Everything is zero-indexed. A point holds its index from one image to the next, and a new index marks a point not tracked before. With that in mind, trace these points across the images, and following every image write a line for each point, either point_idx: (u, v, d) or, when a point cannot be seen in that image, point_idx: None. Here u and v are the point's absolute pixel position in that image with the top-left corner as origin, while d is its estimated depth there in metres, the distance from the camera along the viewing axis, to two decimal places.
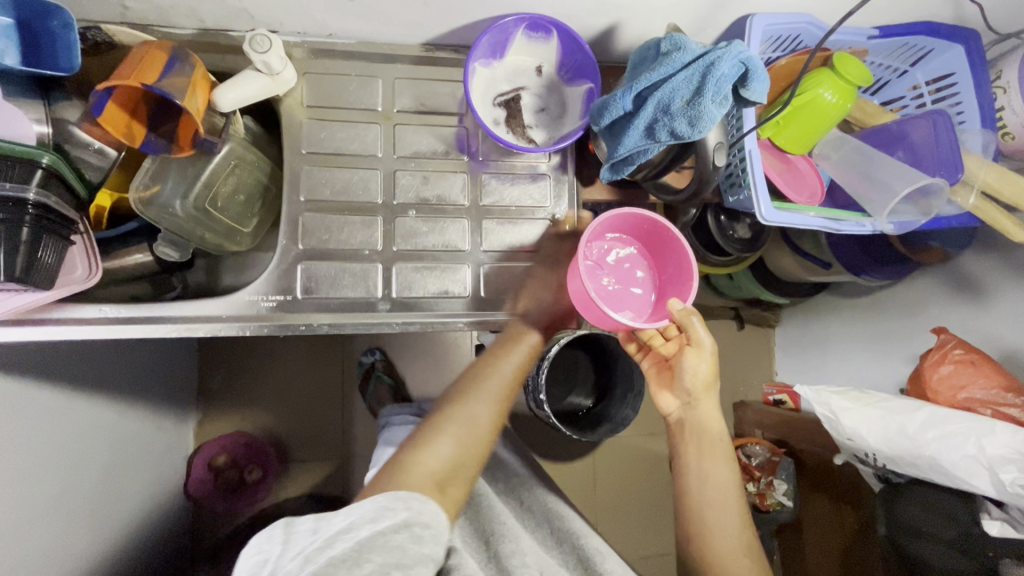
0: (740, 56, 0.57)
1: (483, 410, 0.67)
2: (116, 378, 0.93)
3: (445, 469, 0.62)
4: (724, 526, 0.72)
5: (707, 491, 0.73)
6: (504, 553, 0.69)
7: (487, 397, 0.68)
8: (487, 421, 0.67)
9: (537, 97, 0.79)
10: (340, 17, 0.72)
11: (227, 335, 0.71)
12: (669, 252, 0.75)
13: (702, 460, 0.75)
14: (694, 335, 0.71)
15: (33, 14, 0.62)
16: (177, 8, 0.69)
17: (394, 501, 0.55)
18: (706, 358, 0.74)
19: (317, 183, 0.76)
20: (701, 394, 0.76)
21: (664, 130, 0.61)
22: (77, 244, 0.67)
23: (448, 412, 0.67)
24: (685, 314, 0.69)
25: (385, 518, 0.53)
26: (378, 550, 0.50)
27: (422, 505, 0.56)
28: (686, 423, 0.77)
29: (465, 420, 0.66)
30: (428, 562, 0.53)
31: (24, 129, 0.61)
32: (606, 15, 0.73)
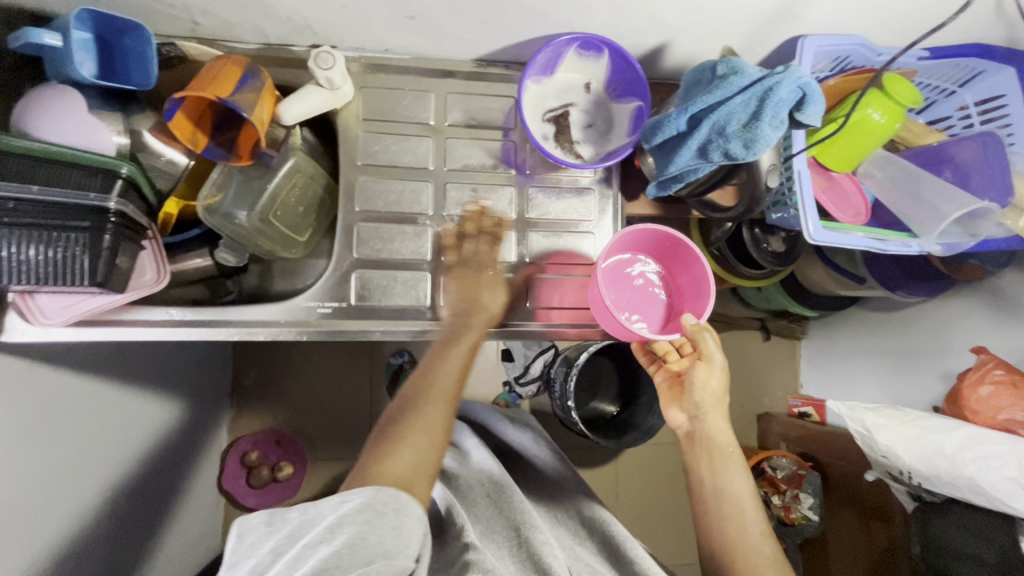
0: (798, 81, 0.58)
1: (436, 410, 0.64)
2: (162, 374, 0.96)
3: (409, 473, 0.58)
4: (746, 538, 0.69)
5: (724, 504, 0.72)
6: (533, 542, 0.68)
7: (439, 398, 0.65)
8: (444, 418, 0.64)
9: (585, 113, 0.80)
10: (399, 34, 0.74)
11: (285, 339, 0.73)
12: (687, 269, 0.77)
13: (715, 473, 0.73)
14: (704, 348, 0.74)
15: (111, 31, 0.65)
16: (244, 24, 0.71)
17: (360, 489, 0.54)
18: (716, 372, 0.75)
19: (371, 194, 0.78)
20: (709, 407, 0.75)
21: (718, 151, 0.63)
22: (147, 249, 0.70)
23: (401, 421, 0.63)
24: (699, 329, 0.72)
25: (349, 503, 0.52)
26: (343, 528, 0.50)
27: (375, 494, 0.53)
28: (695, 435, 0.76)
29: (416, 420, 0.63)
30: (398, 532, 0.51)
31: (106, 142, 0.65)
32: (657, 34, 0.74)
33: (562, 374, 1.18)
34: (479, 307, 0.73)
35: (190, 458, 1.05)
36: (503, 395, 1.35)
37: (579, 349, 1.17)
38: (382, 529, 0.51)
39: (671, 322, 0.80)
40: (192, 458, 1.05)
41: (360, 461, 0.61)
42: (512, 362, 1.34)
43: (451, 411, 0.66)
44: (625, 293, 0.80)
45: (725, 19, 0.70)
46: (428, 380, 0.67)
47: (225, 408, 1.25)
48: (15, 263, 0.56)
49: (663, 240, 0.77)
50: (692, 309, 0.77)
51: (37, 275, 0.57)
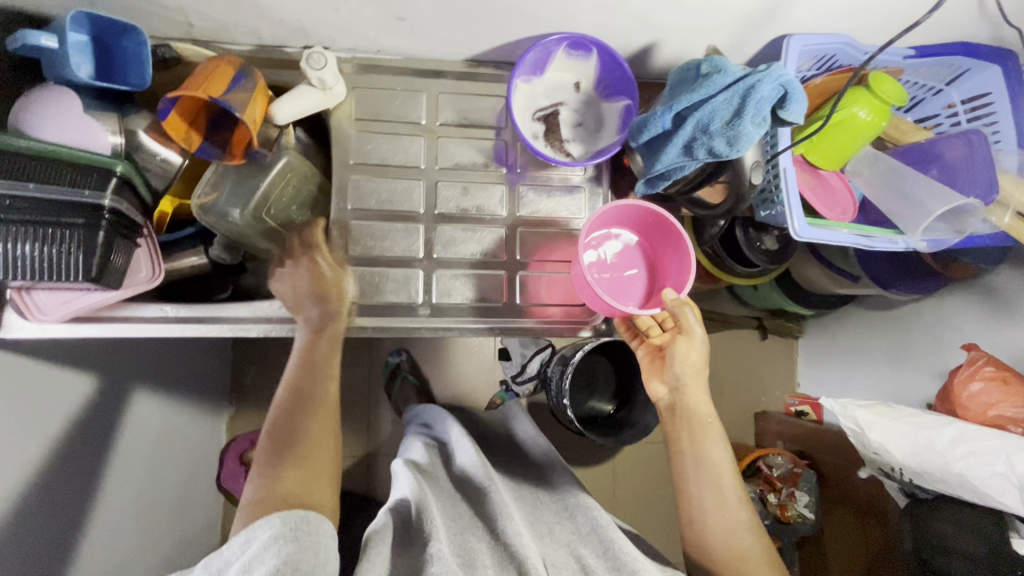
0: (780, 79, 0.59)
1: (325, 426, 0.66)
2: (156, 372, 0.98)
3: (299, 488, 0.59)
4: (723, 505, 0.72)
5: (704, 474, 0.73)
6: (509, 534, 0.68)
7: (320, 410, 0.67)
8: (331, 435, 0.66)
9: (575, 112, 0.81)
10: (390, 35, 0.75)
11: (277, 335, 0.75)
12: (671, 246, 0.78)
13: (695, 444, 0.75)
14: (684, 321, 0.74)
15: (107, 32, 0.66)
16: (238, 26, 0.73)
17: (264, 523, 0.53)
18: (696, 345, 0.75)
19: (363, 192, 0.79)
20: (689, 379, 0.76)
21: (702, 148, 0.63)
22: (142, 247, 0.71)
23: (292, 443, 0.64)
24: (678, 304, 0.72)
25: (256, 540, 0.51)
26: (254, 567, 0.48)
27: (286, 519, 0.53)
28: (676, 407, 0.77)
29: (308, 440, 0.64)
30: (316, 554, 0.51)
31: (102, 141, 0.66)
32: (645, 34, 0.75)
33: (557, 371, 1.19)
34: (330, 297, 0.72)
35: (187, 456, 1.07)
36: (500, 393, 1.34)
37: (573, 347, 1.18)
38: (303, 547, 0.51)
39: (654, 297, 0.81)
40: (186, 455, 1.06)
41: (251, 488, 0.60)
42: (509, 361, 1.32)
43: (336, 420, 0.69)
44: (608, 268, 0.80)
45: (711, 18, 0.71)
46: (315, 398, 0.68)
47: (223, 406, 1.27)
48: (8, 259, 0.57)
49: (647, 217, 0.78)
50: (674, 285, 0.78)
51: (31, 271, 0.58)
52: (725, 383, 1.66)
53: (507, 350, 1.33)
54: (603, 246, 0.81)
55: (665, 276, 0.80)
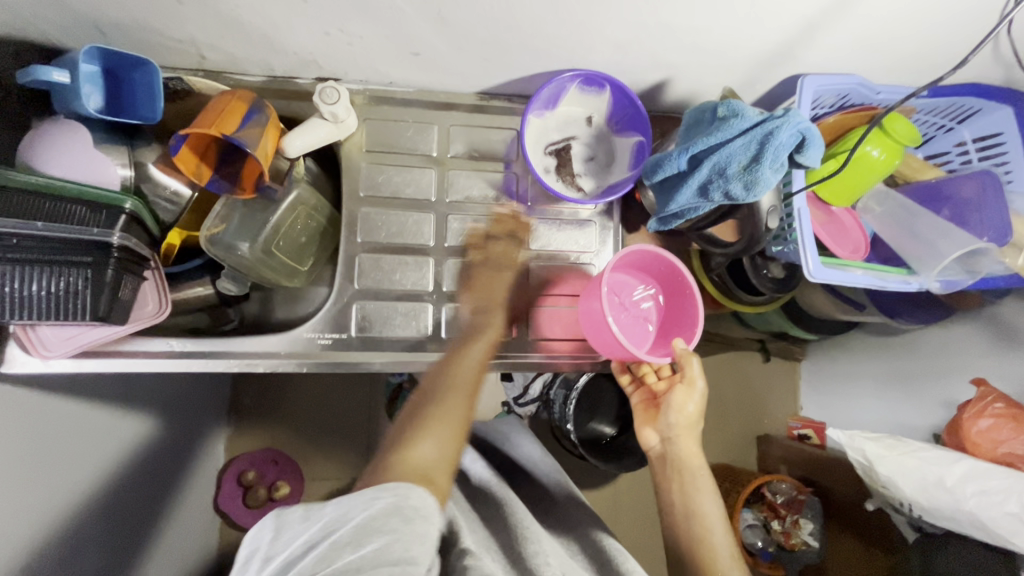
0: (798, 125, 0.58)
1: (458, 402, 0.62)
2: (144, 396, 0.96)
3: (429, 465, 0.55)
4: (715, 561, 0.68)
5: (694, 527, 0.70)
6: (527, 555, 0.65)
7: (462, 391, 0.63)
8: (467, 412, 0.62)
9: (587, 146, 0.81)
10: (404, 69, 0.75)
11: (285, 371, 0.73)
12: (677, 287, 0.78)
13: (685, 495, 0.72)
14: (688, 372, 0.74)
15: (119, 66, 0.66)
16: (251, 58, 0.72)
17: (391, 487, 0.50)
18: (694, 397, 0.75)
19: (373, 225, 0.79)
20: (683, 430, 0.75)
21: (719, 191, 0.63)
22: (149, 280, 0.70)
23: (409, 431, 0.59)
24: (687, 355, 0.73)
25: (371, 502, 0.49)
26: (373, 535, 0.47)
27: (408, 491, 0.50)
28: (666, 456, 0.75)
29: (430, 414, 0.60)
30: (426, 543, 0.48)
31: (111, 175, 0.66)
32: (658, 72, 0.75)
33: (561, 396, 1.21)
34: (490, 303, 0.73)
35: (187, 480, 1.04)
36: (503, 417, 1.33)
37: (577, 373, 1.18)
38: (410, 534, 0.48)
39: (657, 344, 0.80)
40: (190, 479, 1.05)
41: (370, 471, 0.56)
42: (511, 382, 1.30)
43: (473, 404, 0.63)
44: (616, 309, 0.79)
45: (724, 57, 0.71)
46: (481, 385, 0.65)
47: (223, 426, 1.25)
48: (16, 298, 0.57)
49: (662, 266, 0.77)
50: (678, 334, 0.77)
51: (40, 310, 0.58)
52: (728, 405, 1.66)
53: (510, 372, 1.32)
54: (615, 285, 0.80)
55: (668, 324, 0.80)
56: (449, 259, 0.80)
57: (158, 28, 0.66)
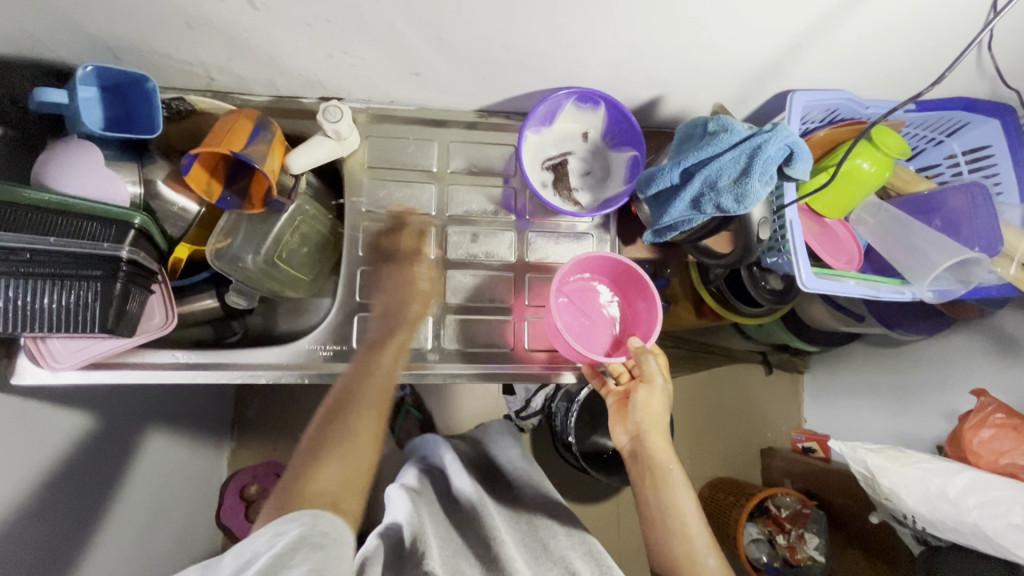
0: (786, 139, 0.60)
1: (367, 418, 0.66)
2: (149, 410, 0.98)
3: (333, 489, 0.61)
4: (694, 555, 0.69)
5: (671, 525, 0.70)
6: (502, 558, 0.68)
7: (367, 406, 0.67)
8: (375, 425, 0.67)
9: (583, 161, 0.83)
10: (404, 88, 0.77)
11: (288, 382, 0.75)
12: (637, 291, 0.79)
13: (659, 494, 0.72)
14: (645, 370, 0.72)
15: (125, 83, 0.68)
16: (257, 79, 0.75)
17: (293, 519, 0.55)
18: (656, 395, 0.73)
19: (375, 238, 0.81)
20: (652, 427, 0.73)
21: (711, 204, 0.65)
22: (156, 293, 0.71)
23: (308, 451, 0.64)
24: (644, 353, 0.71)
25: (285, 536, 0.53)
26: (286, 566, 0.50)
27: (315, 518, 0.55)
28: (637, 454, 0.73)
29: (343, 438, 0.64)
30: (340, 562, 0.52)
31: (121, 192, 0.68)
32: (652, 88, 0.77)
33: (564, 408, 1.24)
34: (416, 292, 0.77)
35: (188, 494, 1.05)
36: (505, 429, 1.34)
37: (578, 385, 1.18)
38: (322, 556, 0.52)
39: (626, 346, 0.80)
40: (192, 493, 1.06)
41: (282, 487, 0.62)
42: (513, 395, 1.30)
43: (383, 416, 0.68)
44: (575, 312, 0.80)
45: (716, 73, 0.73)
46: (355, 405, 0.67)
47: (225, 439, 1.26)
48: (26, 311, 0.58)
49: (618, 267, 0.79)
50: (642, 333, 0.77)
51: (50, 323, 0.60)
52: (730, 417, 1.66)
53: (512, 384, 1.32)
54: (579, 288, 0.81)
55: (634, 325, 0.80)
56: (449, 272, 0.81)
57: (168, 51, 0.68)
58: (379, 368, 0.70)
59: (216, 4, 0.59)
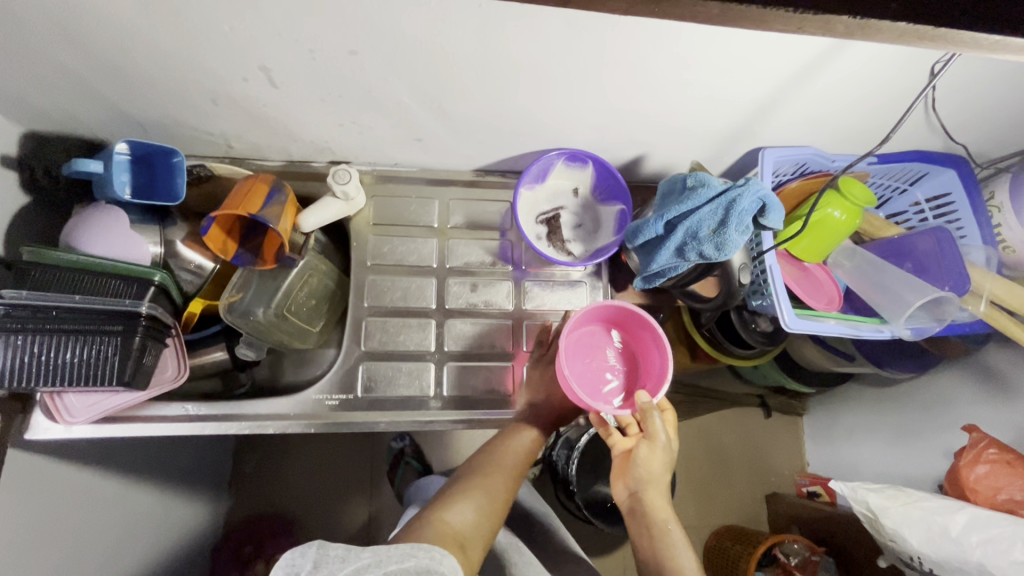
0: (758, 192, 0.66)
1: (497, 483, 0.71)
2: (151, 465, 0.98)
3: (465, 532, 0.64)
4: None
5: None
6: None
7: (498, 474, 0.72)
8: (504, 491, 0.71)
9: (574, 215, 0.89)
10: (408, 152, 0.83)
11: (294, 432, 0.76)
12: (654, 352, 0.80)
13: (657, 549, 0.71)
14: (650, 427, 0.74)
15: (153, 154, 0.73)
16: (272, 146, 0.81)
17: (426, 548, 0.57)
18: (657, 452, 0.74)
19: (380, 290, 0.85)
20: (651, 484, 0.74)
21: (694, 251, 0.70)
22: (170, 347, 0.74)
23: (445, 501, 0.68)
24: (648, 407, 0.73)
25: (416, 558, 0.55)
26: None
27: (443, 555, 0.57)
28: (636, 511, 0.75)
29: (472, 494, 0.69)
30: None
31: (142, 252, 0.72)
32: (635, 148, 0.84)
33: (564, 455, 1.25)
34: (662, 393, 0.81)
35: (184, 554, 1.03)
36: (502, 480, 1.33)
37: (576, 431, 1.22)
38: None
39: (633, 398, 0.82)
40: (187, 552, 1.04)
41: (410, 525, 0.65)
42: None
43: (511, 486, 0.73)
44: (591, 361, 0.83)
45: (693, 134, 0.80)
46: (487, 471, 0.73)
47: (223, 496, 1.24)
48: (49, 366, 0.62)
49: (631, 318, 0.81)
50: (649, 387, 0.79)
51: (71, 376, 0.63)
52: (732, 462, 1.66)
53: None
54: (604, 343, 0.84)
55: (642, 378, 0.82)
56: (450, 320, 0.85)
57: (192, 126, 0.75)
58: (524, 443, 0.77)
59: (242, 84, 0.66)
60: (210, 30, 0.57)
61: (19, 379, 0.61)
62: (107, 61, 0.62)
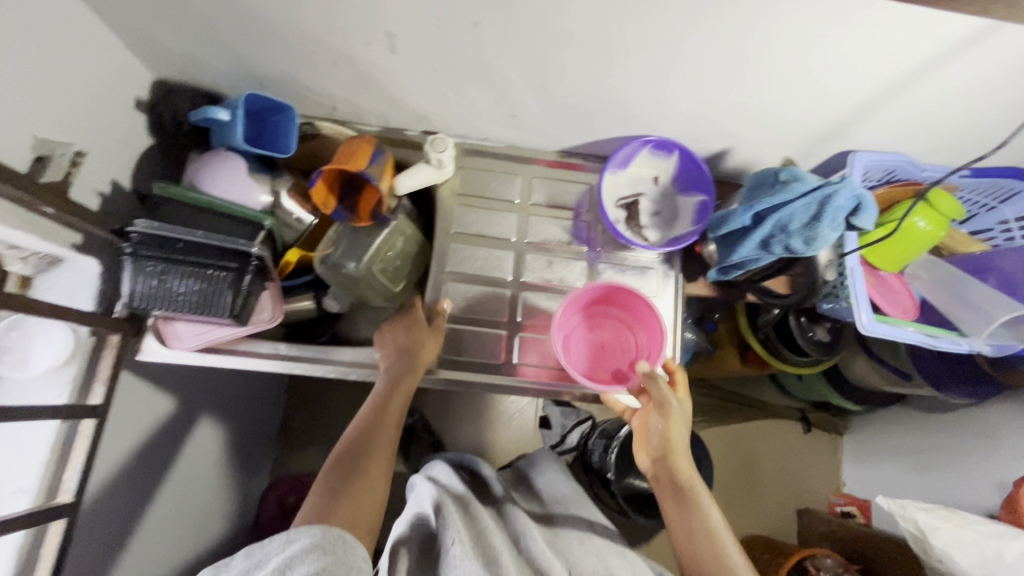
0: (854, 191, 0.66)
1: (377, 456, 0.71)
2: (219, 402, 1.05)
3: (348, 516, 0.65)
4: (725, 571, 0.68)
5: (703, 539, 0.70)
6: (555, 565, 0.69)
7: (378, 444, 0.72)
8: (376, 457, 0.71)
9: (653, 202, 0.90)
10: (499, 127, 0.87)
11: (376, 380, 0.82)
12: (651, 327, 0.81)
13: (686, 509, 0.73)
14: (658, 395, 0.74)
15: (270, 110, 0.78)
16: (374, 111, 0.85)
17: (305, 529, 0.58)
18: (673, 417, 0.75)
19: (461, 258, 0.88)
20: (674, 449, 0.75)
21: (780, 245, 0.71)
22: (268, 290, 0.79)
23: (347, 480, 0.69)
24: (651, 377, 0.74)
25: (297, 544, 0.56)
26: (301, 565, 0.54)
27: (323, 534, 0.58)
28: (660, 474, 0.76)
29: (363, 475, 0.69)
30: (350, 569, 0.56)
31: (254, 200, 0.77)
32: (723, 141, 0.85)
33: (602, 444, 1.28)
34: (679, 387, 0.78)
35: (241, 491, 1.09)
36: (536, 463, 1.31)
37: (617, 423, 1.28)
38: (335, 562, 0.56)
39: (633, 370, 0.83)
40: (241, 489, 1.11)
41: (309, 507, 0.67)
42: (550, 430, 1.43)
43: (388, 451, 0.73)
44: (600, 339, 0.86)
45: (785, 130, 0.81)
46: (373, 445, 0.73)
47: (275, 444, 1.31)
48: (171, 294, 0.69)
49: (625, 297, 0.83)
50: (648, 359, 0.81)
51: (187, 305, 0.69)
52: (766, 472, 1.65)
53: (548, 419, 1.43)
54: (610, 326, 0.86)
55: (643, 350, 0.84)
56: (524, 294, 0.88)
57: (306, 84, 0.80)
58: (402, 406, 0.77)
59: (364, 48, 0.70)
60: None
61: (144, 303, 0.68)
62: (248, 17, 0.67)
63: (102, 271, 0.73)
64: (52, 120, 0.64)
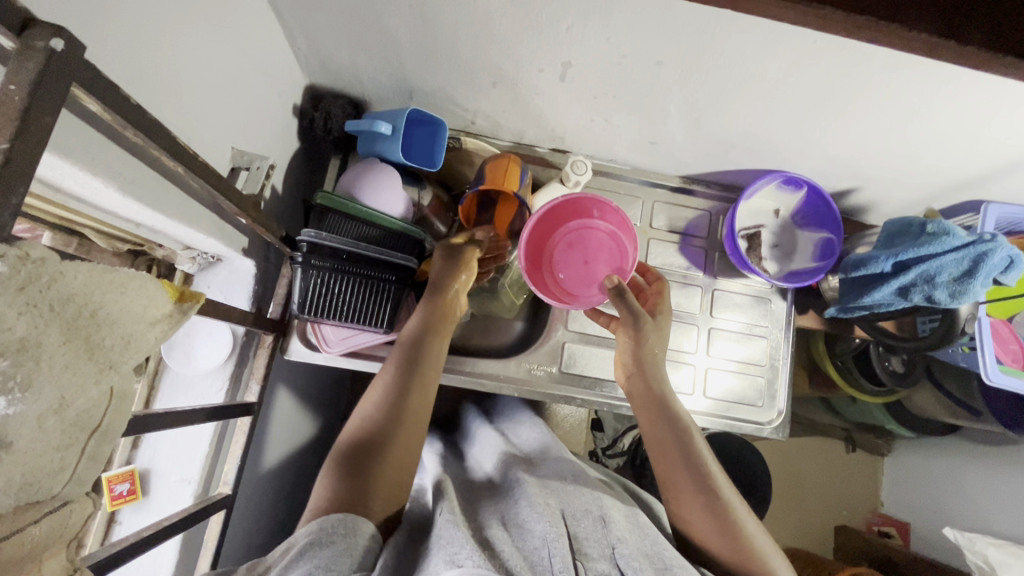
0: (1009, 250, 0.68)
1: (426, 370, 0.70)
2: (319, 395, 1.07)
3: (371, 452, 0.62)
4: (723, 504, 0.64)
5: (694, 471, 0.66)
6: None
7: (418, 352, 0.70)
8: (425, 369, 0.70)
9: (772, 235, 0.92)
10: (633, 152, 0.88)
11: (507, 394, 0.84)
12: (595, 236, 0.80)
13: (680, 437, 0.68)
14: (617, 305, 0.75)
15: (422, 122, 0.80)
16: (512, 128, 0.87)
17: (303, 530, 0.55)
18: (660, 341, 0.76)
19: None
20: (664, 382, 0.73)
21: (920, 294, 0.73)
22: (408, 301, 0.82)
23: (359, 451, 0.63)
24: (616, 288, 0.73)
25: (293, 545, 0.53)
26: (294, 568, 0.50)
27: (323, 523, 0.55)
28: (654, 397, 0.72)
29: (393, 442, 0.64)
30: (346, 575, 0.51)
31: (406, 209, 0.80)
32: (853, 182, 0.87)
33: None
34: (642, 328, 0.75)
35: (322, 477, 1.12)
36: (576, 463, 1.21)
37: None
38: (334, 555, 0.52)
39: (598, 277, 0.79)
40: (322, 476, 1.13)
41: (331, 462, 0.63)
42: (600, 431, 1.35)
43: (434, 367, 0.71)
44: (589, 253, 0.80)
45: (924, 178, 0.82)
46: (419, 384, 0.68)
47: None
48: (337, 301, 0.72)
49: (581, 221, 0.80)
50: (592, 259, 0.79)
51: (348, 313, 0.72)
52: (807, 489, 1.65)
53: (599, 420, 1.35)
54: (573, 236, 0.80)
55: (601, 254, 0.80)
56: None
57: (456, 100, 0.81)
58: (438, 351, 0.72)
59: (534, 74, 0.71)
60: (544, 26, 0.62)
61: (312, 307, 0.71)
62: (430, 40, 0.68)
63: (257, 272, 0.73)
64: (244, 132, 0.65)
